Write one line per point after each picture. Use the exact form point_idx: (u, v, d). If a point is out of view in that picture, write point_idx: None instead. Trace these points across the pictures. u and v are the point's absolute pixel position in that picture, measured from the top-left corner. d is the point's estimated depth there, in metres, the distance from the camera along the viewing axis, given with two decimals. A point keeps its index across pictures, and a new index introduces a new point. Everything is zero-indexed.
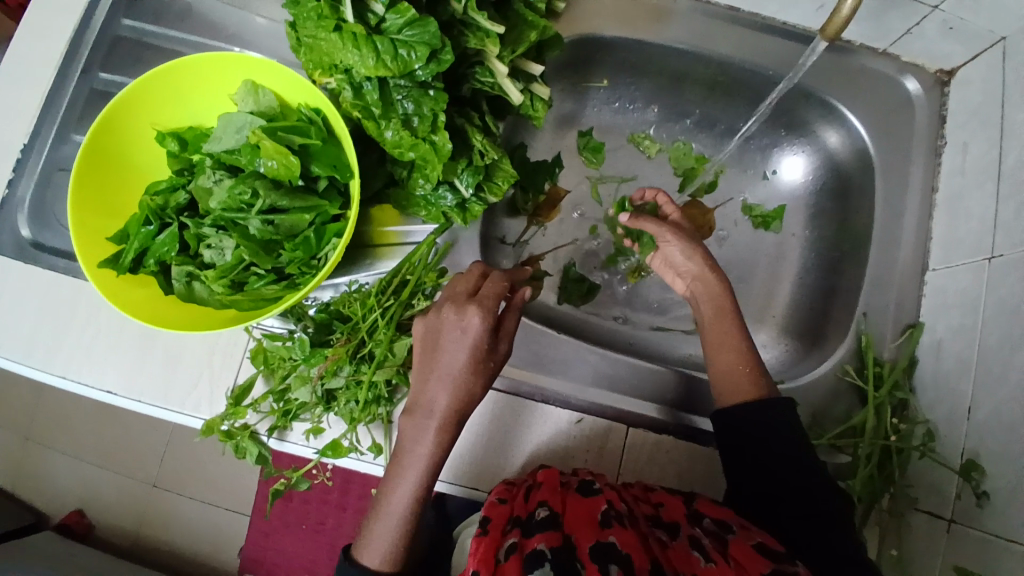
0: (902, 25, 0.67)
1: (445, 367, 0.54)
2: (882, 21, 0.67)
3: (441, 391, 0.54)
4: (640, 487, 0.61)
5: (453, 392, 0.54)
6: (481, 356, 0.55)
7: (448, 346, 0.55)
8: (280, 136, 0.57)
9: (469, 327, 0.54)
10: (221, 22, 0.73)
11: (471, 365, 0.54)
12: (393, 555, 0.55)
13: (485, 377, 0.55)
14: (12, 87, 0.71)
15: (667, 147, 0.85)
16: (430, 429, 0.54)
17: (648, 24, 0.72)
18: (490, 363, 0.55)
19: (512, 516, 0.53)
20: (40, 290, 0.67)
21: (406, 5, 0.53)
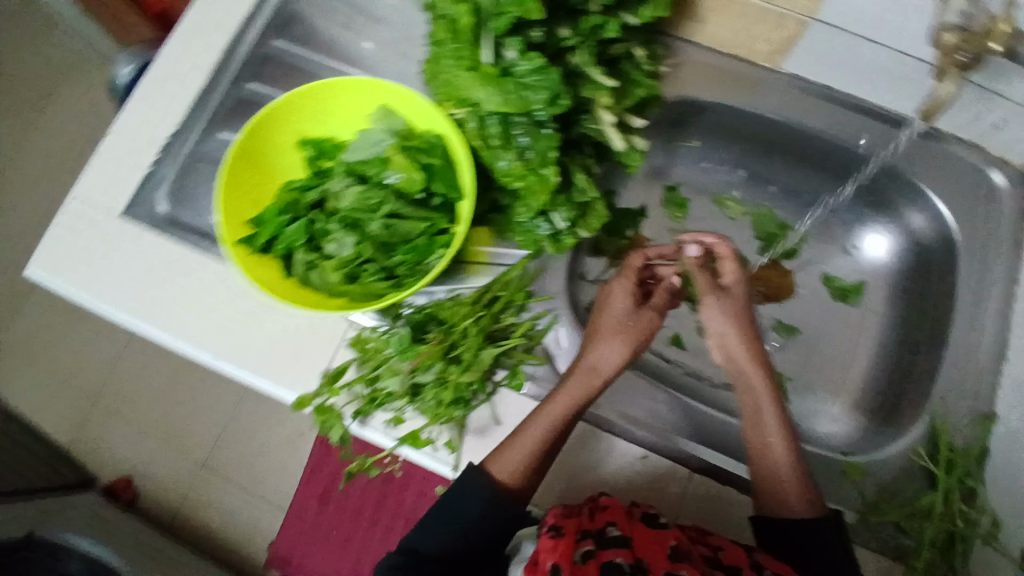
0: (993, 120, 0.70)
1: (600, 320, 0.67)
2: (978, 113, 0.70)
3: (596, 337, 0.65)
4: (694, 528, 0.60)
5: (607, 343, 0.64)
6: (630, 317, 0.66)
7: (606, 310, 0.68)
8: (411, 153, 0.65)
9: (620, 293, 0.68)
10: (357, 50, 0.83)
11: (624, 321, 0.66)
12: (521, 469, 0.61)
13: (635, 336, 0.65)
14: (171, 80, 0.80)
15: (751, 210, 0.88)
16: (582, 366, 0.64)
17: (739, 92, 0.77)
18: (640, 328, 0.66)
19: (581, 530, 0.56)
20: (168, 261, 0.75)
21: (536, 54, 0.60)
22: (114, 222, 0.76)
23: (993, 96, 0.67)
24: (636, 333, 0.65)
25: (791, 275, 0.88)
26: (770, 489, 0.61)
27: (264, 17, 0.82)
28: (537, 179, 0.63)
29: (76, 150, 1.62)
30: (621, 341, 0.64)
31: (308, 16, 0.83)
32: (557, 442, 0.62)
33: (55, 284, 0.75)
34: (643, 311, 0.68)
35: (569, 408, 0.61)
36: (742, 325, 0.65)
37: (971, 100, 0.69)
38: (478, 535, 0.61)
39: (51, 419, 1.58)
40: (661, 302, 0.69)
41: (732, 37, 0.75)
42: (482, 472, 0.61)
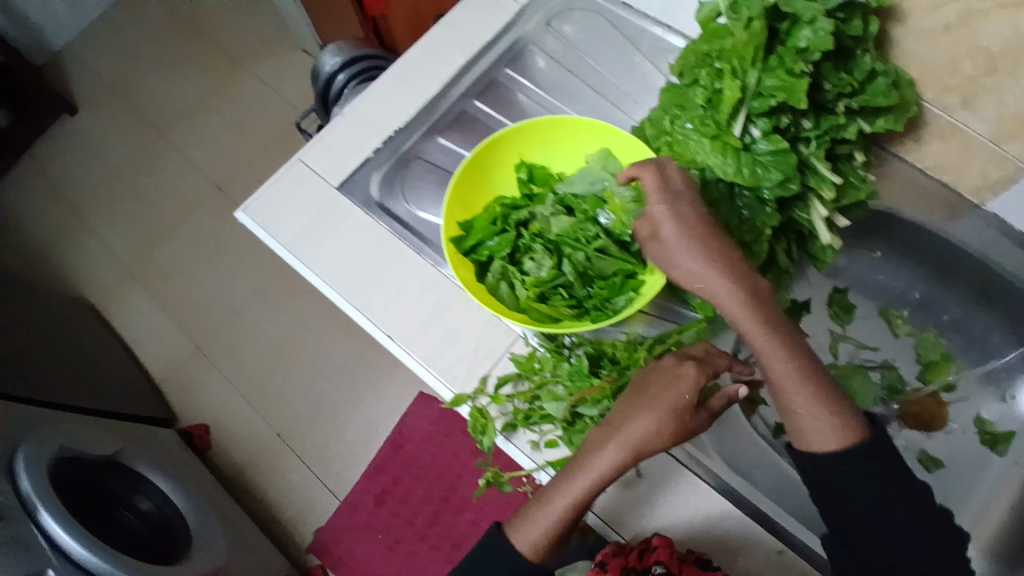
0: None
1: (647, 400, 0.58)
2: None
3: (638, 418, 0.58)
4: None
5: (645, 424, 0.58)
6: (682, 408, 0.57)
7: (658, 387, 0.59)
8: (627, 200, 0.69)
9: (681, 374, 0.58)
10: (573, 94, 0.90)
11: (678, 412, 0.57)
12: (539, 545, 0.61)
13: (680, 429, 0.57)
14: (408, 83, 0.90)
15: (916, 331, 0.85)
16: (608, 445, 0.59)
17: (940, 216, 0.80)
18: (682, 417, 0.57)
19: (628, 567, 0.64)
20: (366, 238, 0.82)
21: (780, 138, 0.63)
22: (329, 191, 0.85)
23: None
24: (668, 423, 0.57)
25: (946, 406, 0.83)
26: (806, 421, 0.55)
27: (501, 48, 0.91)
28: (745, 249, 0.66)
29: (257, 120, 1.80)
30: (665, 437, 0.57)
31: (539, 57, 0.92)
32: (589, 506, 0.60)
33: (263, 230, 0.83)
34: (698, 411, 0.58)
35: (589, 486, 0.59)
36: (767, 323, 0.56)
37: None
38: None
39: (152, 352, 1.63)
40: (721, 404, 0.59)
41: (948, 164, 0.77)
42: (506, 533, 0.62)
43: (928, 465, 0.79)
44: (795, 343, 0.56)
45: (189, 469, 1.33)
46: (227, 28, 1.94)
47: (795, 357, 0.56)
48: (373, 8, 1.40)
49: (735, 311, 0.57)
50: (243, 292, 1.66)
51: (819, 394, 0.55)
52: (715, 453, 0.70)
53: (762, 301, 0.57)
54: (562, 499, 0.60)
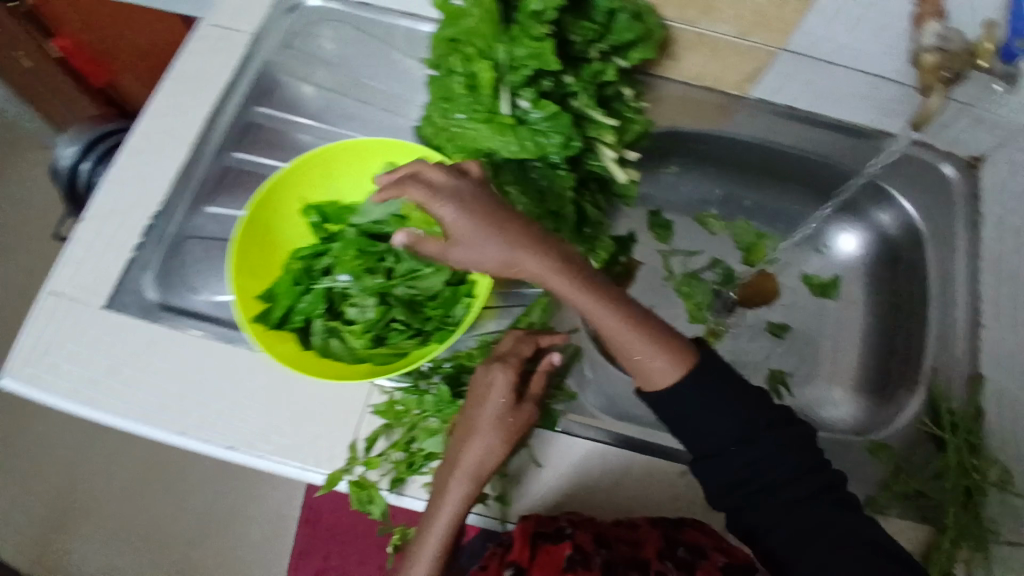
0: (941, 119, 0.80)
1: (477, 417, 0.61)
2: None
3: (473, 440, 0.60)
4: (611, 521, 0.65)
5: (478, 447, 0.59)
6: (504, 412, 0.61)
7: (479, 402, 0.61)
8: (427, 210, 0.65)
9: (494, 381, 0.62)
10: (342, 111, 0.83)
11: (503, 417, 0.60)
12: None
13: (512, 430, 0.61)
14: (150, 162, 0.79)
15: (729, 224, 0.93)
16: (456, 477, 0.59)
17: (715, 119, 0.84)
18: (511, 427, 0.61)
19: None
20: (162, 350, 0.73)
21: (548, 102, 0.62)
22: (98, 314, 0.73)
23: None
24: (502, 438, 0.60)
25: (773, 275, 0.92)
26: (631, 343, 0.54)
27: (243, 88, 0.82)
28: (554, 219, 0.65)
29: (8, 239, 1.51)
30: (501, 444, 0.60)
31: (288, 82, 0.83)
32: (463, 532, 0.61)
33: (36, 390, 0.71)
34: (522, 405, 0.62)
35: (452, 521, 0.59)
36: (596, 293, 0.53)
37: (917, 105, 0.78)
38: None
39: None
40: (537, 392, 0.64)
41: (704, 71, 0.81)
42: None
43: (778, 331, 0.90)
44: (654, 329, 0.55)
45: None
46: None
47: (665, 342, 0.55)
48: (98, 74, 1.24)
49: (590, 299, 0.54)
50: (70, 435, 1.41)
51: (659, 347, 0.54)
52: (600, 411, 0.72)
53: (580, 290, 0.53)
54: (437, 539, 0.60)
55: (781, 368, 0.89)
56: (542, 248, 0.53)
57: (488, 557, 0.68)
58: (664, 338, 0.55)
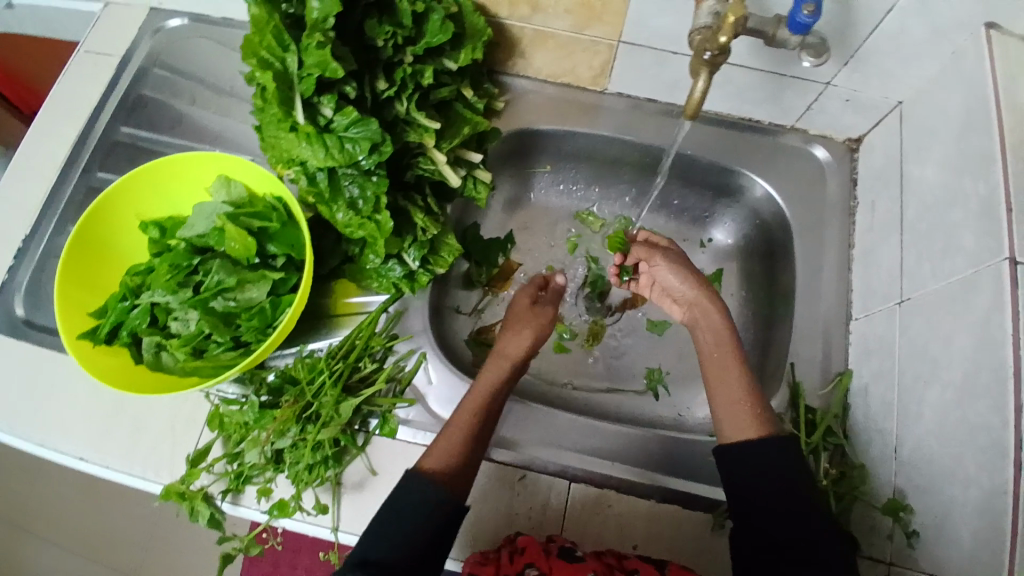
0: (802, 103, 0.76)
1: (510, 317, 0.76)
2: (783, 101, 0.77)
3: (506, 338, 0.72)
4: (612, 555, 0.62)
5: (512, 334, 0.72)
6: (526, 309, 0.77)
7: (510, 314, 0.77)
8: (242, 220, 0.65)
9: (518, 303, 0.78)
10: (206, 127, 0.85)
11: (527, 311, 0.76)
12: (456, 458, 0.60)
13: (545, 318, 0.75)
14: (21, 186, 0.82)
15: (610, 223, 0.92)
16: (492, 361, 0.69)
17: (577, 116, 0.83)
18: (539, 319, 0.75)
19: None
20: (29, 364, 0.74)
21: (350, 108, 0.62)
22: None
23: (791, 81, 0.73)
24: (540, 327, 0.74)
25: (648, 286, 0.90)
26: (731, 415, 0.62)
27: (112, 107, 0.85)
28: (375, 227, 0.65)
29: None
30: (526, 329, 0.73)
31: (157, 101, 0.86)
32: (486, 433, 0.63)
33: None
34: (542, 308, 0.77)
35: (495, 394, 0.66)
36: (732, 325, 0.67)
37: (769, 89, 0.75)
38: (419, 538, 0.55)
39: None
40: (553, 294, 0.80)
41: (556, 69, 0.81)
42: (417, 470, 0.59)
43: (658, 329, 0.87)
44: (755, 382, 0.64)
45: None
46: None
47: (756, 402, 0.61)
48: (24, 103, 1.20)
49: (727, 340, 0.66)
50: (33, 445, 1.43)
51: (758, 404, 0.61)
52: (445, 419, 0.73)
53: (709, 307, 0.69)
54: (467, 411, 0.64)
55: (659, 366, 0.85)
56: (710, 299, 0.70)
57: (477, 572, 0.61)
58: (760, 400, 0.62)
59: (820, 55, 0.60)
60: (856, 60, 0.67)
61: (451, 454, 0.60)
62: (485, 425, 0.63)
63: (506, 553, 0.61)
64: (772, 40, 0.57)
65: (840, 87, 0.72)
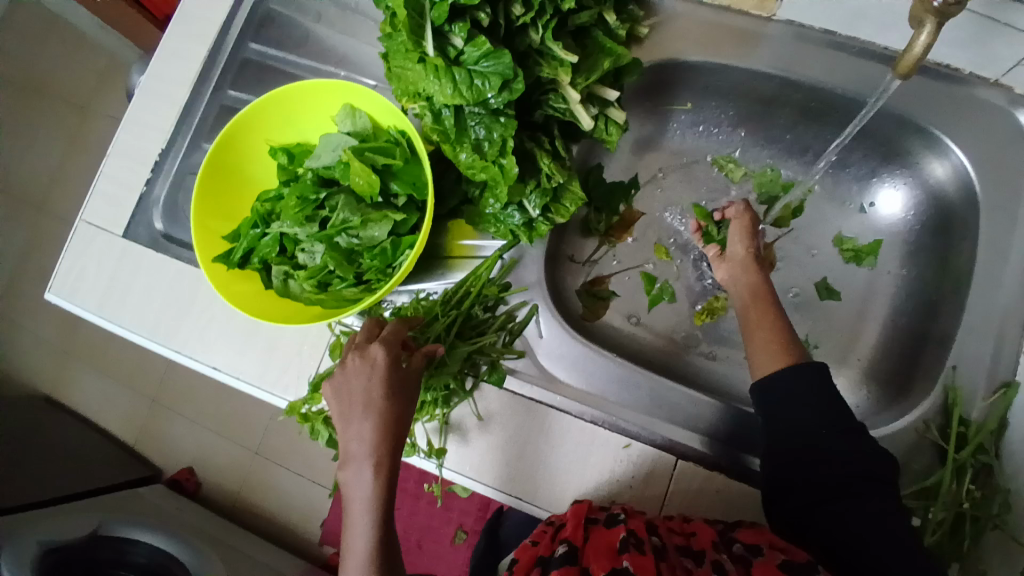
0: (1011, 55, 0.60)
1: (363, 407, 0.58)
2: (986, 48, 0.61)
3: (366, 431, 0.57)
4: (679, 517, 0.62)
5: (370, 429, 0.57)
6: (394, 387, 0.58)
7: (357, 389, 0.58)
8: (367, 156, 0.63)
9: (373, 364, 0.59)
10: (333, 48, 0.82)
11: (383, 378, 0.58)
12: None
13: (405, 407, 0.59)
14: (159, 98, 0.84)
15: (753, 171, 0.82)
16: (365, 470, 0.56)
17: (734, 48, 0.71)
18: (377, 405, 0.57)
19: (538, 557, 0.58)
20: (164, 276, 0.78)
21: (482, 39, 0.57)
22: (116, 242, 0.80)
23: (1002, 29, 0.58)
24: (389, 386, 0.58)
25: (774, 245, 0.80)
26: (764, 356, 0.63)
27: (241, 22, 0.84)
28: (498, 176, 0.62)
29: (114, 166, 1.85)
30: (370, 420, 0.57)
31: (284, 16, 0.84)
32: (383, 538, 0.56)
33: (73, 305, 0.80)
34: (407, 368, 0.60)
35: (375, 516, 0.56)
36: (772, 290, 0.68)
37: (968, 33, 0.60)
38: None
39: (128, 418, 1.73)
40: (421, 363, 0.60)
41: None
42: None
43: (826, 293, 0.78)
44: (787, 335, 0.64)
45: (179, 512, 1.43)
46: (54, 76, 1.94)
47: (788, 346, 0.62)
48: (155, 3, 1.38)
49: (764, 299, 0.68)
50: None
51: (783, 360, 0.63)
52: (551, 342, 0.69)
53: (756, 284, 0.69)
54: None
55: (807, 336, 0.77)
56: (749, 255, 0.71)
57: (538, 534, 0.62)
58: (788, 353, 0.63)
59: None
60: None
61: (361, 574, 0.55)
62: (385, 504, 0.57)
63: (550, 530, 0.60)
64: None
65: None
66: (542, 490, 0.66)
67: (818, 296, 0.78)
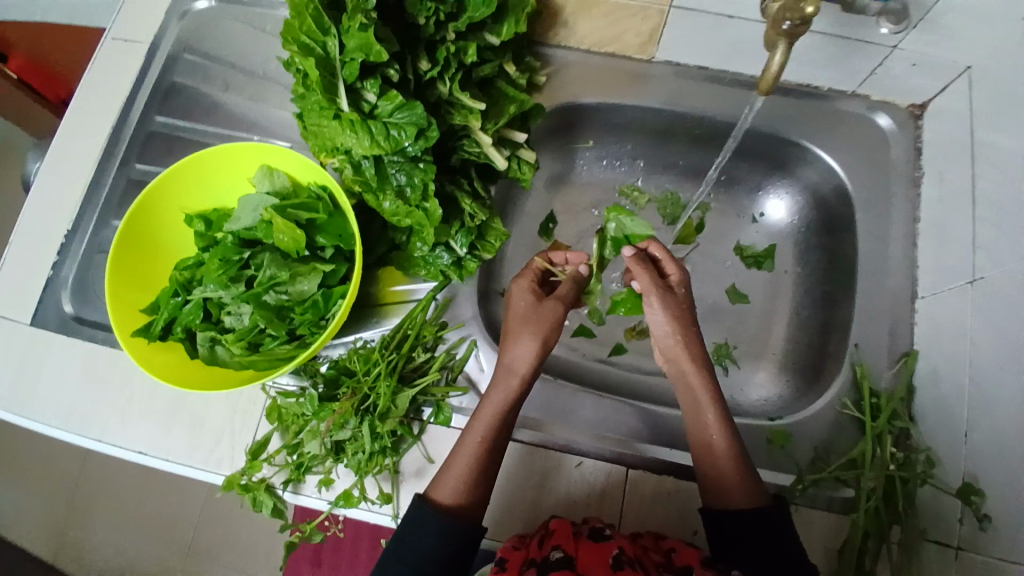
0: (867, 66, 0.71)
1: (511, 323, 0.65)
2: (849, 63, 0.72)
3: (513, 346, 0.63)
4: (650, 534, 0.61)
5: (515, 346, 0.63)
6: (541, 314, 0.64)
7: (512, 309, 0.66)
8: (289, 212, 0.64)
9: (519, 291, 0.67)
10: (244, 115, 0.83)
11: (527, 313, 0.64)
12: (463, 488, 0.59)
13: (550, 335, 0.63)
14: (62, 178, 0.82)
15: (656, 198, 0.89)
16: (503, 382, 0.62)
17: (626, 86, 0.79)
18: (532, 319, 0.64)
19: (526, 559, 0.57)
20: (77, 360, 0.73)
21: (394, 93, 0.60)
22: (22, 329, 0.76)
23: (856, 45, 0.68)
24: (535, 308, 0.65)
25: (684, 261, 0.87)
26: (712, 481, 0.60)
27: (146, 98, 0.84)
28: (426, 219, 0.63)
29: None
30: (524, 336, 0.62)
31: (190, 88, 0.84)
32: (495, 456, 0.61)
33: None
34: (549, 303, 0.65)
35: (493, 422, 0.61)
36: (712, 385, 0.62)
37: (830, 52, 0.70)
38: None
39: (29, 532, 1.54)
40: (567, 294, 0.67)
41: (603, 39, 0.78)
42: (424, 498, 0.59)
43: (736, 294, 0.85)
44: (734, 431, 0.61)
45: None
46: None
47: (742, 474, 0.59)
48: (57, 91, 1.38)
49: (701, 393, 0.63)
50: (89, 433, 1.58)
51: (741, 471, 0.59)
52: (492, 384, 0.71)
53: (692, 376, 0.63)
54: (457, 472, 0.60)
55: (726, 340, 0.83)
56: (689, 340, 0.64)
57: (518, 541, 0.61)
58: (743, 458, 0.60)
59: (900, 22, 0.63)
60: (925, 22, 0.63)
61: (461, 481, 0.59)
62: (503, 425, 0.61)
63: (536, 536, 0.60)
64: (852, 5, 0.63)
65: (908, 49, 0.66)
66: (501, 522, 0.67)
67: (730, 300, 0.85)
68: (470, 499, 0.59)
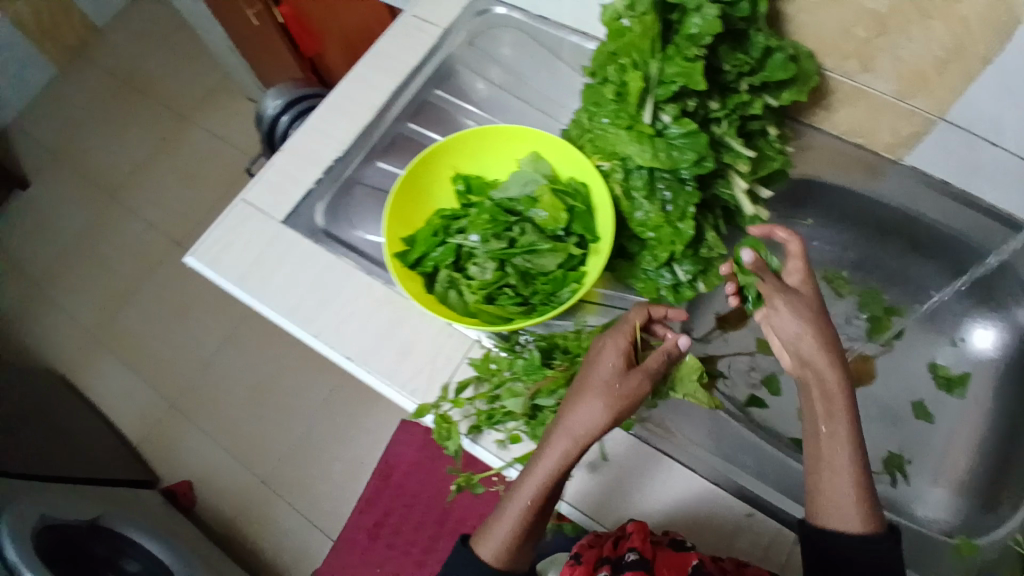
0: None
1: (593, 381, 0.61)
2: None
3: (581, 410, 0.60)
4: (732, 560, 0.63)
5: (584, 411, 0.60)
6: (613, 387, 0.60)
7: (597, 366, 0.63)
8: (559, 195, 0.72)
9: (605, 353, 0.63)
10: (508, 108, 0.93)
11: (609, 382, 0.61)
12: (505, 546, 0.63)
13: (621, 408, 0.60)
14: (336, 112, 0.91)
15: (858, 289, 0.89)
16: (563, 445, 0.60)
17: (862, 176, 0.84)
18: (609, 386, 0.60)
19: (604, 555, 0.67)
20: (313, 265, 0.82)
21: (689, 121, 0.66)
22: (274, 225, 0.85)
23: None
24: (612, 380, 0.61)
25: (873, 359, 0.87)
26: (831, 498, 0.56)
27: (427, 71, 0.93)
28: (676, 236, 0.69)
29: (204, 177, 1.96)
30: (594, 404, 0.59)
31: (464, 74, 0.95)
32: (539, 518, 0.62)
33: (214, 273, 0.84)
34: (633, 373, 0.61)
35: (546, 479, 0.61)
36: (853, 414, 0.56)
37: None
38: None
39: (136, 414, 1.72)
40: (656, 364, 0.61)
41: (859, 126, 0.80)
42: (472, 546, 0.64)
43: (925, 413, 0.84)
44: (863, 450, 0.56)
45: (169, 527, 1.39)
46: (170, 87, 2.11)
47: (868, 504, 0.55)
48: (307, 47, 1.45)
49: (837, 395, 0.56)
50: (219, 347, 1.76)
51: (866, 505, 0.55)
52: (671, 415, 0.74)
53: (833, 399, 0.56)
54: (506, 527, 0.62)
55: (900, 451, 0.82)
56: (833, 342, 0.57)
57: (598, 539, 0.70)
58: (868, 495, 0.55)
59: None
60: None
61: (502, 540, 0.63)
62: (557, 482, 0.61)
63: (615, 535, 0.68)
64: None
65: None
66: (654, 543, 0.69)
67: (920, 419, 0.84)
68: (517, 553, 0.63)
